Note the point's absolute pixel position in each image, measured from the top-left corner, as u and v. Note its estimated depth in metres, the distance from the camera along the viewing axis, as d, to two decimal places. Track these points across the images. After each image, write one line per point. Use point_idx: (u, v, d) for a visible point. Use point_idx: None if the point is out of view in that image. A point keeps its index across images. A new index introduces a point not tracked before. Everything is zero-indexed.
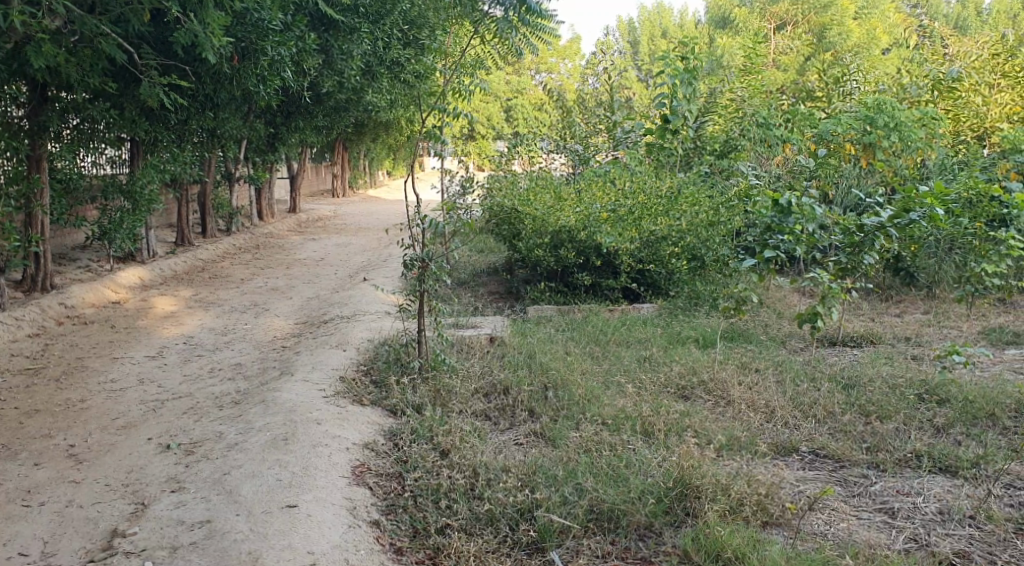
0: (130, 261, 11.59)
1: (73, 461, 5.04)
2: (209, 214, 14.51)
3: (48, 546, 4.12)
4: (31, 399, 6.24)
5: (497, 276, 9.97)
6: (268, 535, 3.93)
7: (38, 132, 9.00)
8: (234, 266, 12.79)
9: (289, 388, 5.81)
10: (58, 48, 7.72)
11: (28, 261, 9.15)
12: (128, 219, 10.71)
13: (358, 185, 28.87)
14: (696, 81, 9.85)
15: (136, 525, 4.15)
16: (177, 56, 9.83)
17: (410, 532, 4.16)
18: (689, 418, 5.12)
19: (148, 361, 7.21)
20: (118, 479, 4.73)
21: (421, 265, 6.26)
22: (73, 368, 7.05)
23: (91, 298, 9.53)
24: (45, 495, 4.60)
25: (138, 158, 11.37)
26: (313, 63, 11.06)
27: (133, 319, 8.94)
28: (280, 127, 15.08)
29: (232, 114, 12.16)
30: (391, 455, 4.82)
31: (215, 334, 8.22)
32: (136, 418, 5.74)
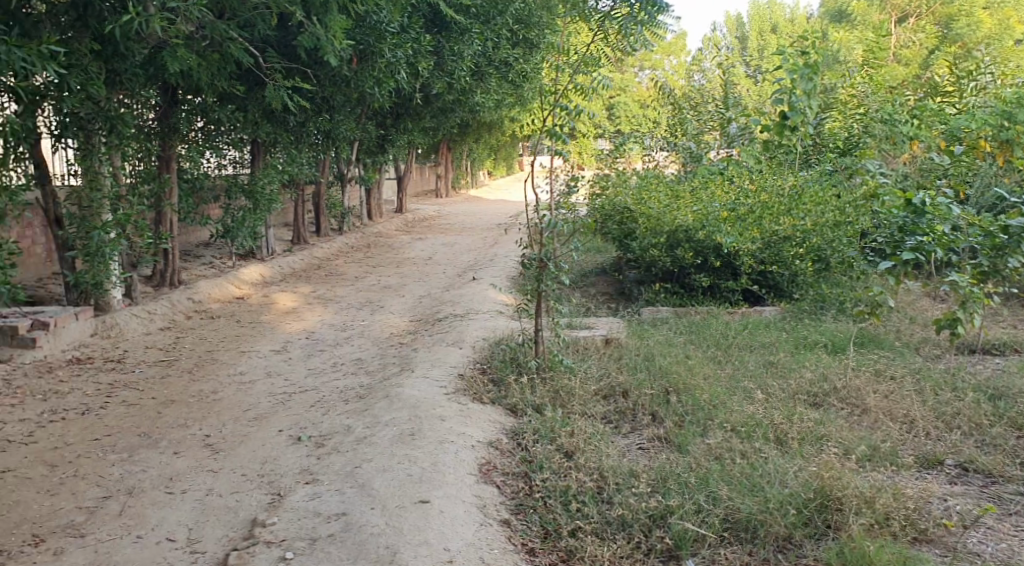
0: (251, 259, 11.99)
1: (211, 450, 5.23)
2: (324, 215, 14.94)
3: (192, 532, 4.26)
4: (167, 390, 6.52)
5: (606, 276, 9.91)
6: (404, 530, 3.96)
7: (168, 134, 9.43)
8: (348, 263, 13.09)
9: (410, 384, 5.89)
10: (191, 52, 8.04)
11: (159, 258, 9.57)
12: (250, 218, 11.12)
13: (460, 185, 29.21)
14: (817, 77, 9.31)
15: (274, 515, 4.26)
16: (299, 59, 10.12)
17: (541, 533, 4.12)
18: (824, 426, 4.95)
19: (273, 354, 7.44)
20: (253, 469, 4.90)
21: (539, 264, 6.28)
22: (204, 360, 7.33)
23: (217, 294, 9.92)
24: (186, 482, 4.79)
25: (259, 159, 11.71)
26: (427, 64, 11.23)
27: (257, 314, 9.25)
28: (390, 128, 15.37)
29: (346, 117, 12.46)
30: (516, 455, 4.80)
31: (334, 330, 8.41)
32: (266, 410, 5.93)
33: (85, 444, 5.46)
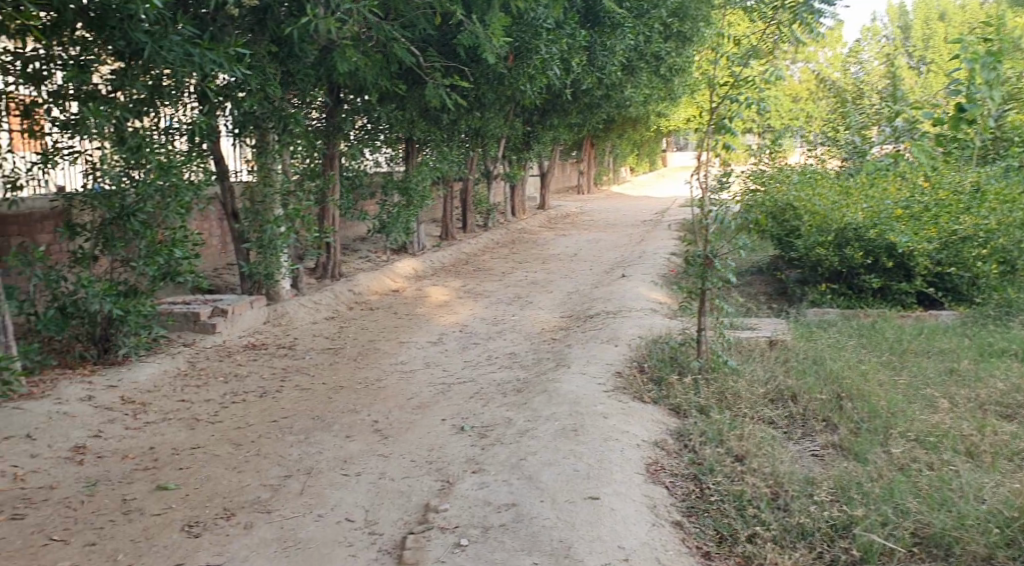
0: (404, 253, 12.34)
1: (380, 436, 5.43)
2: (470, 210, 15.22)
3: (369, 514, 4.42)
4: (334, 376, 6.80)
5: (762, 275, 9.63)
6: (576, 525, 3.97)
7: (333, 132, 9.89)
8: (496, 259, 13.26)
9: (569, 379, 5.90)
10: (359, 53, 8.39)
11: (322, 251, 9.98)
12: (404, 214, 11.44)
13: (602, 182, 29.08)
14: (1001, 66, 8.73)
15: (446, 501, 4.37)
16: (457, 57, 10.32)
17: (716, 537, 4.02)
18: (1021, 440, 4.62)
19: (431, 346, 7.62)
20: (421, 456, 5.06)
21: (705, 261, 6.22)
22: (366, 349, 7.59)
23: (375, 286, 10.26)
24: (360, 466, 4.99)
25: (412, 155, 11.88)
26: (580, 59, 11.22)
27: (413, 306, 9.49)
28: (537, 125, 15.44)
29: (496, 114, 12.59)
30: (683, 456, 4.72)
31: (487, 323, 8.53)
32: (428, 399, 6.09)
33: (264, 425, 5.77)
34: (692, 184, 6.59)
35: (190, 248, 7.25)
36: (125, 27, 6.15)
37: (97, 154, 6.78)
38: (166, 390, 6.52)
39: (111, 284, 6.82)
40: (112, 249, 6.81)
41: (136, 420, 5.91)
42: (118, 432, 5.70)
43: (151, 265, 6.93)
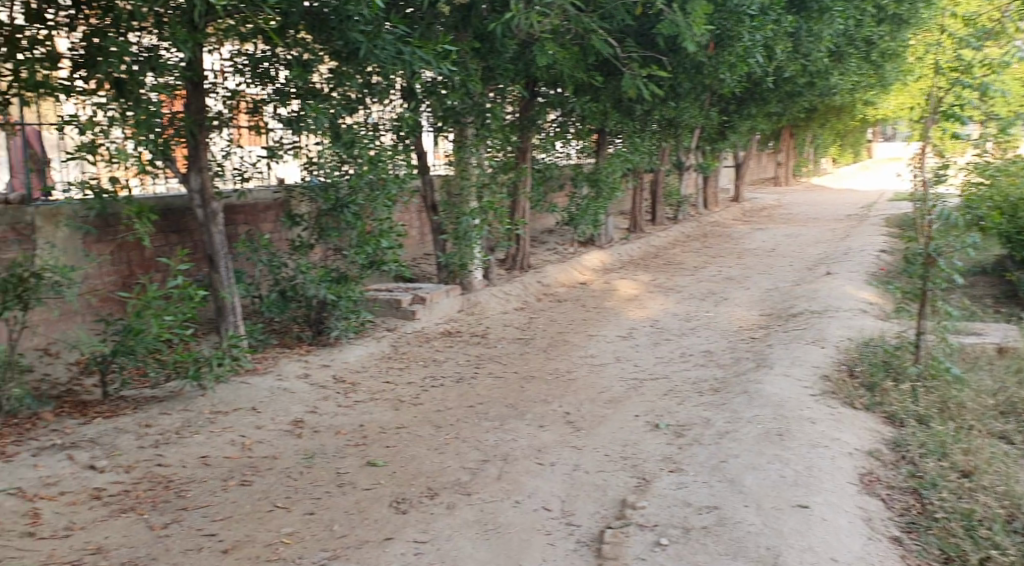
0: (593, 246, 12.35)
1: (573, 428, 5.45)
2: (659, 202, 15.09)
3: (566, 505, 4.44)
4: (526, 366, 6.90)
5: (986, 277, 8.87)
6: (784, 533, 3.82)
7: (527, 126, 9.97)
8: (686, 253, 13.00)
9: (771, 380, 5.67)
10: (557, 45, 8.45)
11: (514, 242, 10.17)
12: (593, 207, 11.59)
13: (800, 175, 27.86)
14: None
15: (644, 498, 4.32)
16: (655, 47, 10.15)
17: (940, 557, 3.79)
18: None
19: (622, 340, 7.57)
20: (616, 451, 5.03)
21: (926, 260, 5.80)
22: (557, 340, 7.64)
23: (563, 278, 10.35)
24: (554, 456, 5.02)
25: (604, 147, 11.78)
26: (784, 46, 10.76)
27: (602, 299, 9.47)
28: (733, 115, 14.96)
29: (692, 104, 12.29)
30: (901, 468, 4.46)
31: (680, 319, 8.37)
32: (620, 394, 6.05)
33: (463, 410, 5.93)
34: (907, 177, 6.12)
35: (395, 239, 7.64)
36: (342, 27, 6.39)
37: (314, 148, 7.24)
38: (371, 371, 6.84)
39: (326, 270, 7.31)
40: (325, 237, 7.42)
41: (346, 399, 6.23)
42: (330, 409, 6.03)
43: (360, 254, 7.42)
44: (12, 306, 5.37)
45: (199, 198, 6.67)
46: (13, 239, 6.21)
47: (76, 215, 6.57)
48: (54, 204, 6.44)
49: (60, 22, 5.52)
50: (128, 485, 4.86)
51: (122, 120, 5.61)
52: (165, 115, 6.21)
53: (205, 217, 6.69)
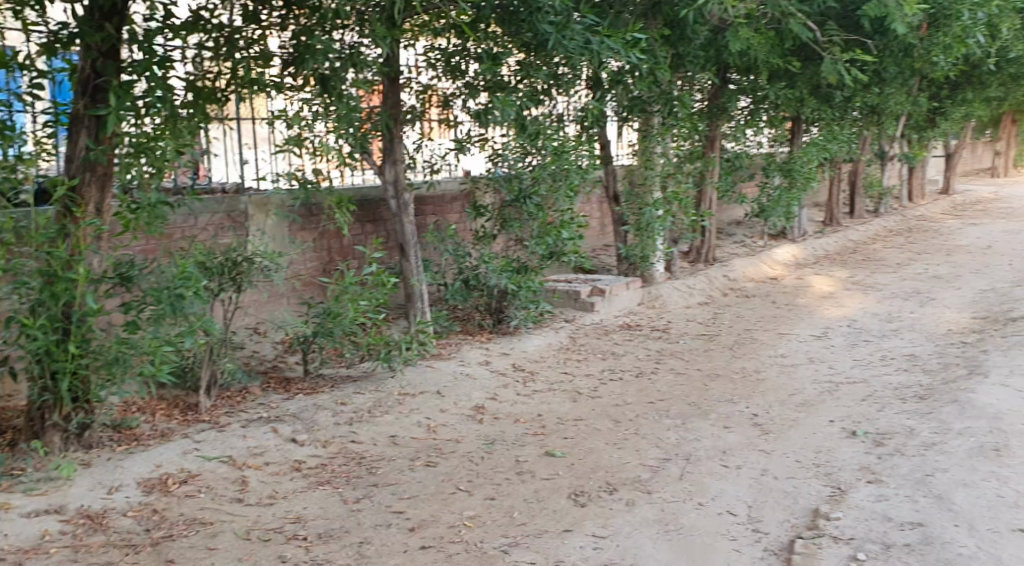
0: (783, 239, 11.84)
1: (760, 430, 5.23)
2: (858, 194, 14.26)
3: (753, 510, 4.26)
4: (711, 363, 6.70)
5: None
6: (1004, 559, 3.49)
7: (716, 114, 9.70)
8: (887, 248, 12.22)
9: (986, 391, 5.21)
10: (751, 30, 8.13)
11: (699, 234, 9.94)
12: (785, 197, 10.99)
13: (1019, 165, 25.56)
14: None
15: (838, 510, 4.08)
16: (860, 30, 9.55)
17: None
18: None
19: (815, 340, 7.20)
20: (808, 457, 4.78)
21: None
22: (744, 338, 7.37)
23: (751, 273, 10.01)
24: (740, 459, 4.84)
25: (799, 135, 11.37)
26: (1009, 25, 9.84)
27: (794, 296, 9.06)
28: (945, 100, 13.88)
29: (898, 90, 11.50)
30: None
31: (880, 320, 7.86)
32: (813, 397, 5.75)
33: (642, 405, 5.84)
34: None
35: (575, 230, 7.54)
36: (533, 18, 6.35)
37: (501, 141, 7.33)
38: (550, 361, 6.86)
39: (508, 261, 7.43)
40: (508, 228, 7.44)
41: (526, 388, 6.28)
42: (511, 397, 6.10)
43: (541, 245, 7.40)
44: (227, 288, 5.78)
45: (392, 189, 6.92)
46: (228, 226, 6.71)
47: (284, 204, 7.06)
48: (265, 194, 6.95)
49: (272, 22, 5.71)
50: (324, 459, 5.11)
51: (323, 115, 6.07)
52: (364, 110, 6.51)
53: (398, 208, 6.94)
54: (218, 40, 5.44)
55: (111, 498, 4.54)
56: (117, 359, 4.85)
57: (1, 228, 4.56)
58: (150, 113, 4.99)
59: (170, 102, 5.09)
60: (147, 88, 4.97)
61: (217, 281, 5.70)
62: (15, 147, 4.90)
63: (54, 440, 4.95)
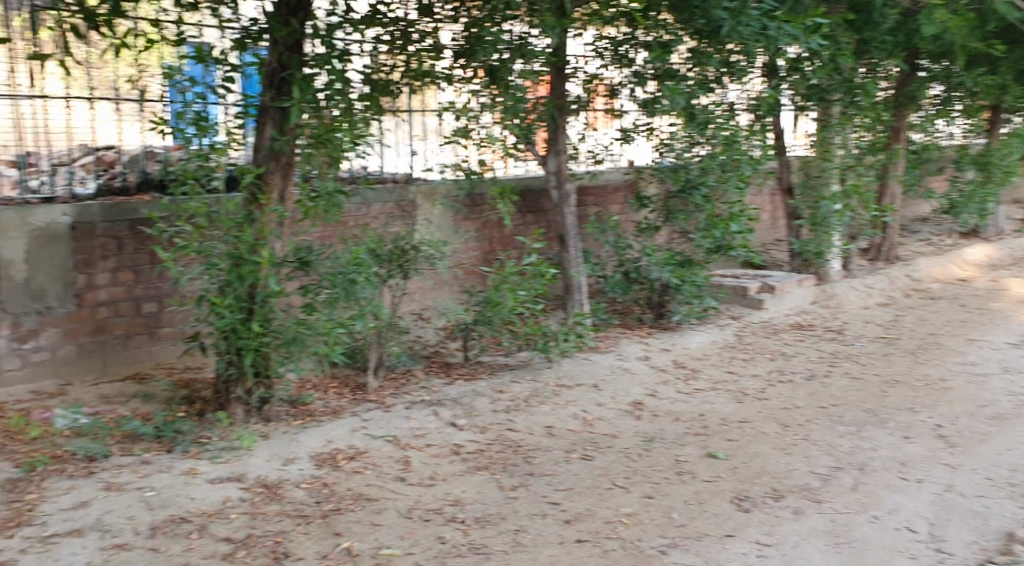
0: (976, 238, 11.00)
1: (945, 443, 4.88)
2: None
3: (935, 529, 4.01)
4: (890, 368, 6.30)
5: None
6: None
7: (903, 103, 9.15)
8: None
9: None
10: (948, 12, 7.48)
11: (880, 231, 9.39)
12: (980, 194, 10.17)
13: None
14: None
15: None
16: None
17: None
18: None
19: (1011, 348, 6.63)
20: (1001, 476, 4.48)
21: None
22: (928, 343, 6.89)
23: (938, 273, 9.36)
24: (921, 472, 4.54)
25: (998, 124, 10.52)
26: None
27: (986, 300, 8.39)
28: None
29: None
30: None
31: None
32: (1007, 411, 5.31)
33: (813, 410, 5.56)
34: None
35: (745, 223, 7.29)
36: (707, 5, 6.07)
37: (669, 130, 7.20)
38: (714, 359, 6.65)
39: (671, 254, 7.28)
40: (673, 219, 7.32)
41: (688, 385, 6.12)
42: (671, 395, 5.95)
43: (706, 238, 7.21)
44: (396, 275, 5.93)
45: (555, 180, 6.93)
46: (397, 215, 6.94)
47: (449, 194, 7.19)
48: (432, 184, 7.14)
49: (445, 14, 5.77)
50: (483, 445, 5.17)
51: (491, 105, 6.24)
52: (531, 100, 6.49)
53: (560, 198, 6.96)
54: (393, 33, 5.59)
55: (285, 470, 4.80)
56: (296, 338, 5.16)
57: (197, 212, 5.00)
58: (330, 104, 5.18)
59: (347, 94, 5.24)
60: (326, 80, 5.14)
61: (387, 268, 5.86)
62: (209, 137, 5.18)
63: (237, 412, 5.27)
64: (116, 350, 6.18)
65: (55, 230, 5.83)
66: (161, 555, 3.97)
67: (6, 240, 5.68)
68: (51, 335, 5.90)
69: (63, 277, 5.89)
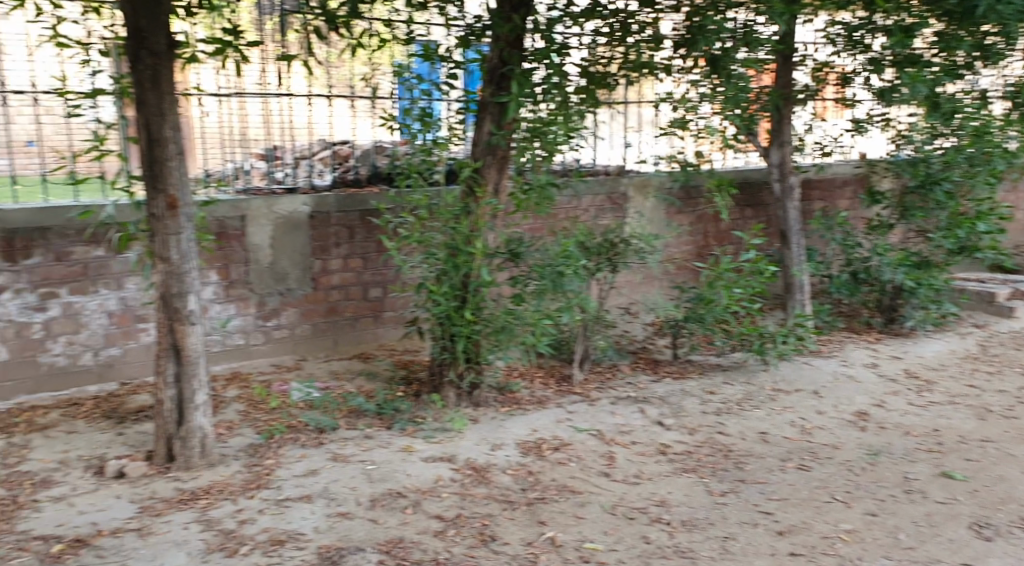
0: None
1: None
2: None
3: None
4: None
5: None
6: None
7: None
8: None
9: None
10: None
11: None
12: None
13: None
14: None
15: None
16: None
17: None
18: None
19: None
20: None
21: None
22: None
23: None
24: None
25: None
26: None
27: None
28: None
29: None
30: None
31: None
32: None
33: None
34: None
35: (995, 222, 6.70)
36: None
37: (908, 121, 6.69)
38: (952, 370, 6.10)
39: (907, 254, 6.72)
40: (909, 217, 6.81)
41: (921, 398, 5.65)
42: (901, 407, 5.52)
43: (948, 237, 6.64)
44: (604, 268, 5.90)
45: (777, 172, 6.64)
46: (609, 208, 6.99)
47: (663, 186, 7.13)
48: (646, 176, 7.09)
49: (667, 3, 5.71)
50: (691, 447, 5.03)
51: (710, 96, 5.82)
52: (752, 90, 6.18)
53: (782, 191, 6.64)
54: (613, 25, 5.62)
55: (494, 455, 4.93)
56: (504, 328, 5.33)
57: (420, 204, 5.29)
58: (546, 98, 5.33)
59: (563, 87, 5.38)
60: (544, 74, 5.29)
61: (596, 260, 5.85)
62: (433, 132, 5.50)
63: (449, 396, 5.52)
64: (345, 331, 6.61)
65: (296, 218, 6.32)
66: (379, 527, 4.18)
67: (257, 226, 6.19)
68: (290, 314, 6.39)
69: (302, 262, 6.36)
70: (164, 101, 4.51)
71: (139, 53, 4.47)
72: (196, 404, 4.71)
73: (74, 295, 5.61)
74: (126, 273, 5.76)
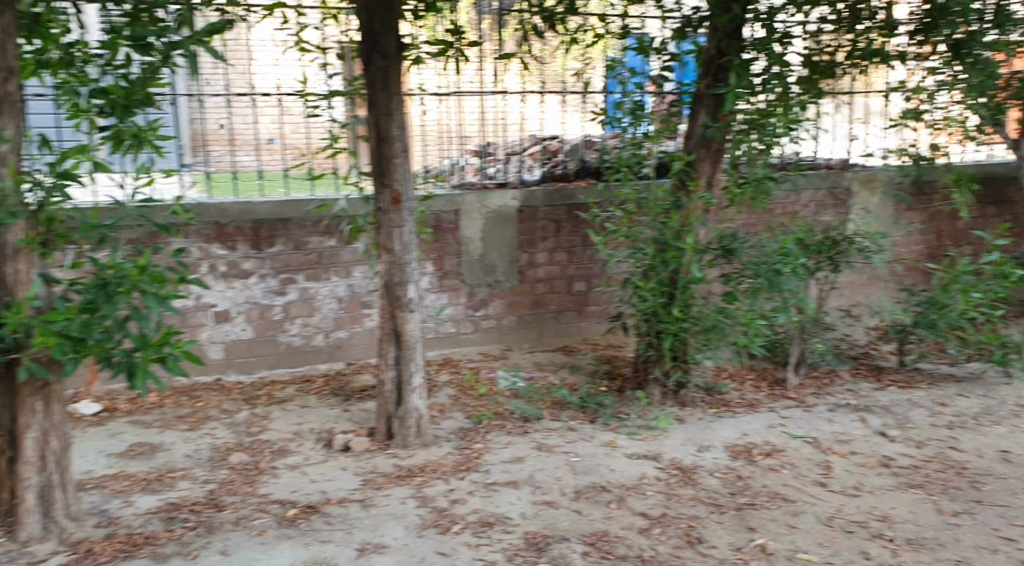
0: None
1: None
2: None
3: None
4: None
5: None
6: None
7: None
8: None
9: None
10: None
11: None
12: None
13: None
14: None
15: None
16: None
17: None
18: None
19: None
20: None
21: None
22: None
23: None
24: None
25: None
26: None
27: None
28: None
29: None
30: None
31: None
32: None
33: None
34: None
35: None
36: None
37: None
38: None
39: None
40: None
41: None
42: None
43: None
44: (824, 267, 5.64)
45: None
46: (831, 204, 6.66)
47: (892, 181, 6.72)
48: (872, 170, 6.72)
49: None
50: (918, 461, 4.70)
51: (950, 84, 5.33)
52: (1003, 76, 5.69)
53: None
54: (841, 12, 5.26)
55: (701, 456, 4.84)
56: (714, 326, 5.23)
57: (628, 198, 5.39)
58: (765, 89, 5.14)
59: (785, 78, 5.15)
60: (765, 65, 5.12)
61: (815, 259, 5.58)
62: (643, 126, 5.56)
63: (655, 393, 5.51)
64: (551, 324, 6.70)
65: (506, 212, 6.46)
66: (584, 518, 4.21)
67: (469, 220, 6.39)
68: (498, 305, 6.56)
69: (510, 255, 6.51)
70: (393, 101, 4.77)
71: (372, 57, 4.75)
72: (415, 386, 4.94)
73: (309, 281, 6.03)
74: (354, 261, 6.12)
